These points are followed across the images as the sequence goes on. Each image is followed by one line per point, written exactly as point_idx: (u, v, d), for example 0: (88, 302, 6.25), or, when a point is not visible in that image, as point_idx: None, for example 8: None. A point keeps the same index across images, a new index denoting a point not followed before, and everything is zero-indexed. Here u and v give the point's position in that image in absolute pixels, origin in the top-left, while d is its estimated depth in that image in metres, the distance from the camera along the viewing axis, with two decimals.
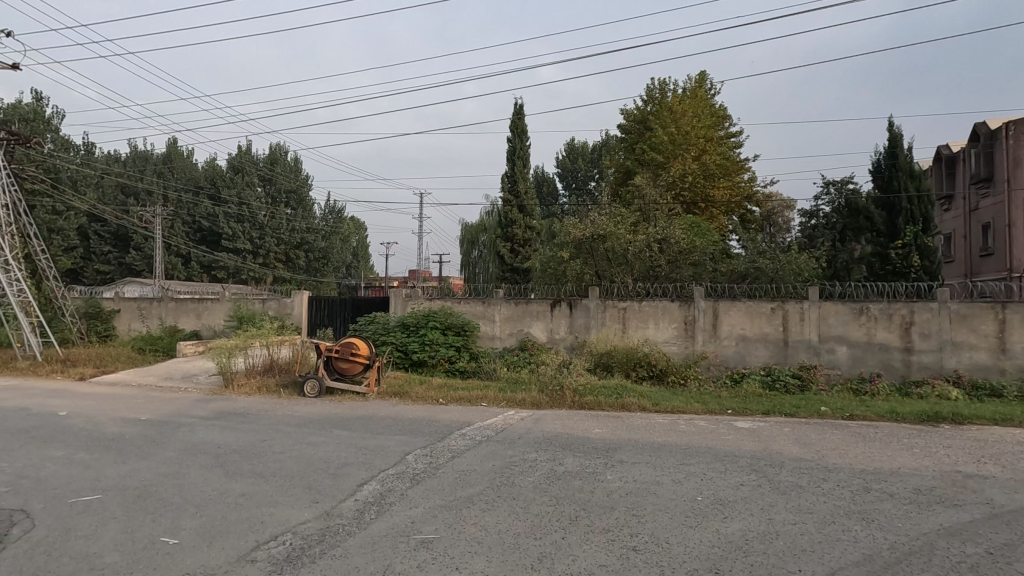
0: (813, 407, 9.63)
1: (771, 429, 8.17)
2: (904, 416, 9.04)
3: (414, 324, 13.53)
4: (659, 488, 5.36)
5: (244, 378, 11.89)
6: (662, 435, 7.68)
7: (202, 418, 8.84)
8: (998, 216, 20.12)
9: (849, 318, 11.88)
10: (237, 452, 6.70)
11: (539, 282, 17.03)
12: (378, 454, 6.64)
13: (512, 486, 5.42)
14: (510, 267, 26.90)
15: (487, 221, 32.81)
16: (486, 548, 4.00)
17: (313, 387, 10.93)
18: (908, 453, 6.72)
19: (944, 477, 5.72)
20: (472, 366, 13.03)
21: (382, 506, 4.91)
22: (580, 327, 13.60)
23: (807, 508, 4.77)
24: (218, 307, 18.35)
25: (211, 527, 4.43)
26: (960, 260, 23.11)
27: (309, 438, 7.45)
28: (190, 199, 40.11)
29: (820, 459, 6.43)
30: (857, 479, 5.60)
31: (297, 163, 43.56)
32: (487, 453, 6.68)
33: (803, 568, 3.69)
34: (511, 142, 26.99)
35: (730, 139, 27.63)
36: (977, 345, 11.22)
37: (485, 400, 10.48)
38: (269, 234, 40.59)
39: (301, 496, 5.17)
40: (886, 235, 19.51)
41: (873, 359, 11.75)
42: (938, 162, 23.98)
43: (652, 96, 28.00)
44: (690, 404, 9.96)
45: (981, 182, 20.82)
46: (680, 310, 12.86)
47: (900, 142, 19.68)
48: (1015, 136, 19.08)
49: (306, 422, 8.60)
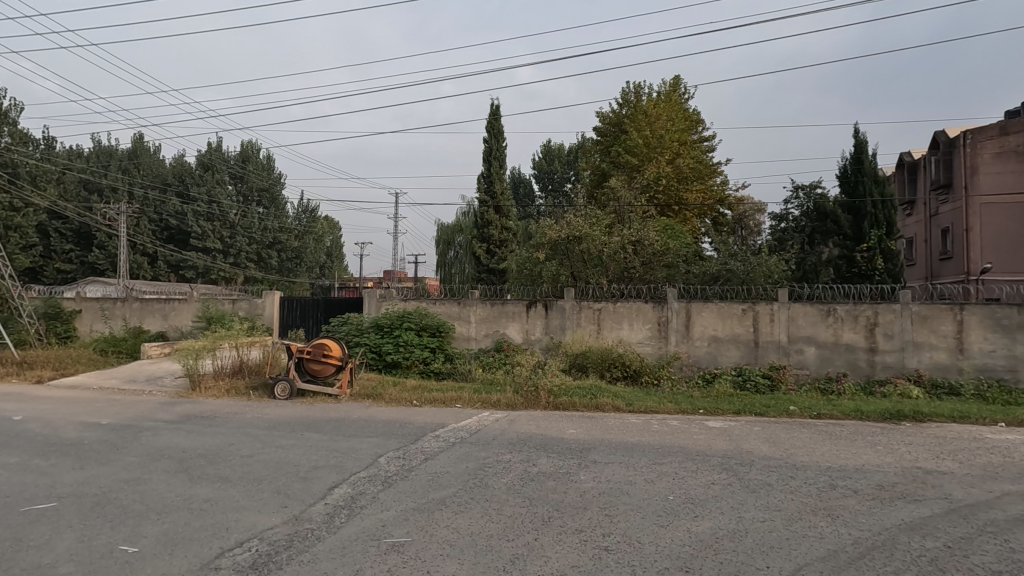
0: (782, 407, 9.81)
1: (741, 428, 8.30)
2: (869, 415, 9.28)
3: (388, 325, 13.39)
4: (631, 488, 5.38)
5: (212, 380, 11.60)
6: (635, 435, 7.75)
7: (166, 422, 8.57)
8: (957, 221, 20.87)
9: (817, 319, 12.18)
10: (204, 456, 6.51)
11: (514, 283, 17.06)
12: (350, 457, 6.56)
13: (485, 488, 5.38)
14: (486, 268, 26.87)
15: (463, 221, 32.82)
16: (458, 550, 3.96)
17: (283, 389, 10.70)
18: (871, 450, 6.90)
19: (906, 473, 5.90)
20: (447, 368, 12.94)
21: (353, 509, 4.83)
22: (555, 328, 13.64)
23: (775, 506, 4.86)
24: (186, 307, 17.86)
25: (173, 535, 4.29)
26: (921, 263, 23.92)
27: (277, 441, 7.29)
28: (157, 196, 39.01)
29: (789, 457, 6.57)
30: (823, 476, 5.74)
31: (270, 162, 42.96)
32: (461, 454, 6.65)
33: (771, 564, 3.75)
34: (487, 142, 26.96)
35: (703, 143, 28.14)
36: (937, 345, 11.59)
37: (460, 401, 10.44)
38: (240, 234, 39.86)
39: (269, 501, 5.04)
40: (852, 239, 19.99)
41: (839, 360, 12.05)
42: (901, 169, 24.88)
43: (627, 99, 28.31)
44: (663, 404, 10.07)
45: (941, 188, 21.57)
46: (653, 311, 13.01)
47: (865, 149, 20.27)
48: (972, 145, 19.86)
49: (275, 424, 8.42)
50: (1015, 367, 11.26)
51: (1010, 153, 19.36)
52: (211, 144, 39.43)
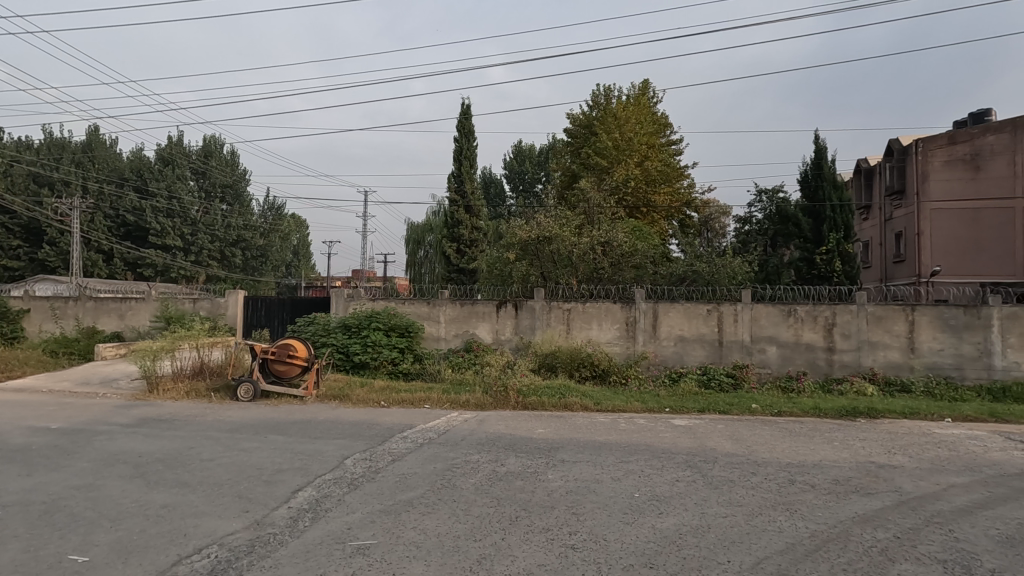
0: (745, 404, 10.07)
1: (706, 426, 8.47)
2: (826, 412, 9.62)
3: (356, 325, 13.22)
4: (598, 486, 5.45)
5: (171, 383, 11.23)
6: (604, 434, 7.83)
7: (121, 425, 8.26)
8: (909, 225, 21.80)
9: (779, 319, 12.54)
10: (161, 461, 6.30)
11: (484, 283, 17.05)
12: (316, 459, 6.42)
13: (453, 488, 5.37)
14: (456, 267, 26.78)
15: (433, 221, 32.62)
16: (425, 551, 3.94)
17: (246, 390, 10.43)
18: (828, 446, 7.16)
19: (861, 468, 6.12)
20: (416, 368, 12.83)
21: (317, 512, 4.75)
22: (525, 328, 13.67)
23: (737, 501, 4.99)
24: (143, 307, 17.24)
25: (128, 542, 4.14)
26: (876, 266, 24.87)
27: (240, 444, 7.11)
28: (113, 191, 37.45)
29: (750, 454, 6.76)
30: (783, 472, 5.92)
31: (234, 158, 42.03)
32: (430, 455, 6.62)
33: (732, 558, 3.85)
34: (458, 142, 26.88)
35: (671, 146, 28.64)
36: (890, 344, 12.08)
37: (429, 402, 10.37)
38: (202, 231, 38.75)
39: (230, 506, 4.91)
40: (812, 242, 20.66)
41: (800, 359, 12.44)
42: (858, 174, 25.84)
43: (597, 101, 28.61)
44: (630, 403, 10.20)
45: (895, 194, 22.55)
46: (622, 311, 13.18)
47: (824, 155, 20.97)
48: (923, 153, 20.86)
49: (237, 427, 8.19)
50: (962, 365, 11.79)
51: (957, 162, 20.35)
52: (172, 138, 38.22)
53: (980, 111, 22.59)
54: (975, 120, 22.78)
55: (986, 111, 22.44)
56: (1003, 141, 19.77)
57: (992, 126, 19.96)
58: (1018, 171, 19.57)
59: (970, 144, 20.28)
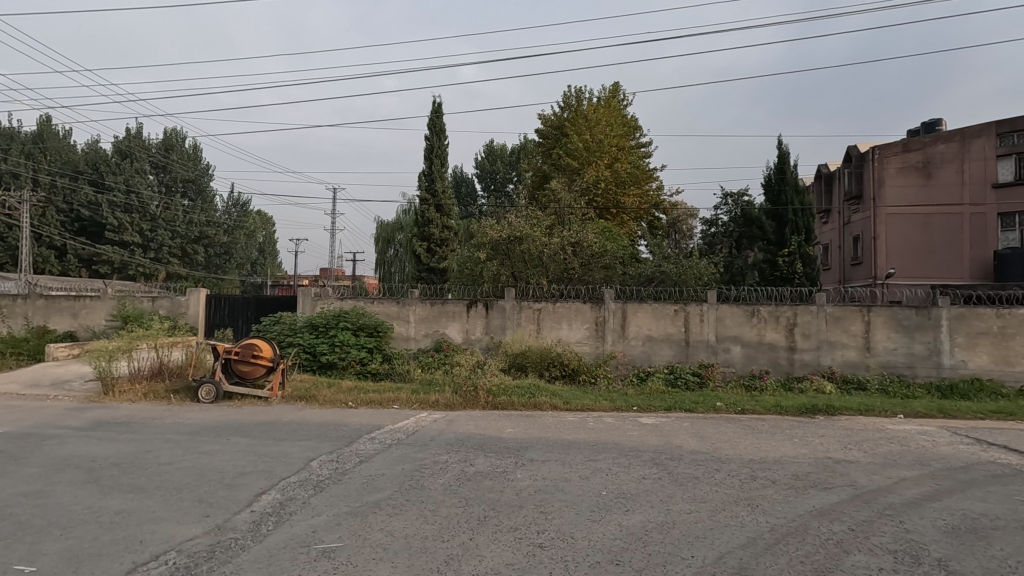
0: (710, 403, 10.30)
1: (672, 424, 8.64)
2: (787, 410, 9.91)
3: (324, 325, 12.99)
4: (566, 484, 5.50)
5: (127, 384, 10.82)
6: (573, 433, 7.90)
7: (74, 428, 7.92)
8: (866, 229, 22.60)
9: (743, 319, 12.87)
10: (117, 465, 6.07)
11: (454, 282, 16.96)
12: (280, 461, 6.29)
13: (421, 489, 5.34)
14: (427, 267, 26.63)
15: (403, 220, 32.32)
16: (392, 553, 3.91)
17: (208, 391, 10.12)
18: (788, 443, 7.38)
19: (819, 463, 6.34)
20: (385, 368, 12.69)
21: (282, 516, 4.65)
22: (495, 328, 13.67)
23: (702, 498, 5.10)
24: (98, 306, 16.56)
25: (79, 551, 3.97)
26: (836, 268, 25.74)
27: (201, 447, 6.90)
28: (67, 184, 35.90)
29: (715, 451, 6.92)
30: (745, 469, 6.08)
31: (196, 152, 40.81)
32: (398, 456, 6.55)
33: (696, 553, 3.93)
34: (428, 140, 26.70)
35: (641, 148, 29.03)
36: (848, 344, 12.53)
37: (397, 402, 10.25)
38: (162, 227, 37.45)
39: (189, 510, 4.77)
40: (775, 244, 21.27)
41: (763, 358, 12.79)
42: (818, 179, 26.74)
43: (568, 103, 28.80)
44: (598, 402, 10.32)
45: (853, 199, 23.39)
46: (592, 312, 13.31)
47: (787, 160, 21.59)
48: (879, 160, 21.66)
49: (198, 429, 7.95)
50: (913, 364, 12.32)
51: (911, 168, 21.26)
52: (130, 130, 36.81)
53: (931, 121, 23.65)
54: (926, 130, 23.84)
55: (937, 121, 23.55)
56: (952, 150, 20.79)
57: (942, 135, 20.99)
58: (965, 178, 20.68)
59: (922, 152, 21.19)
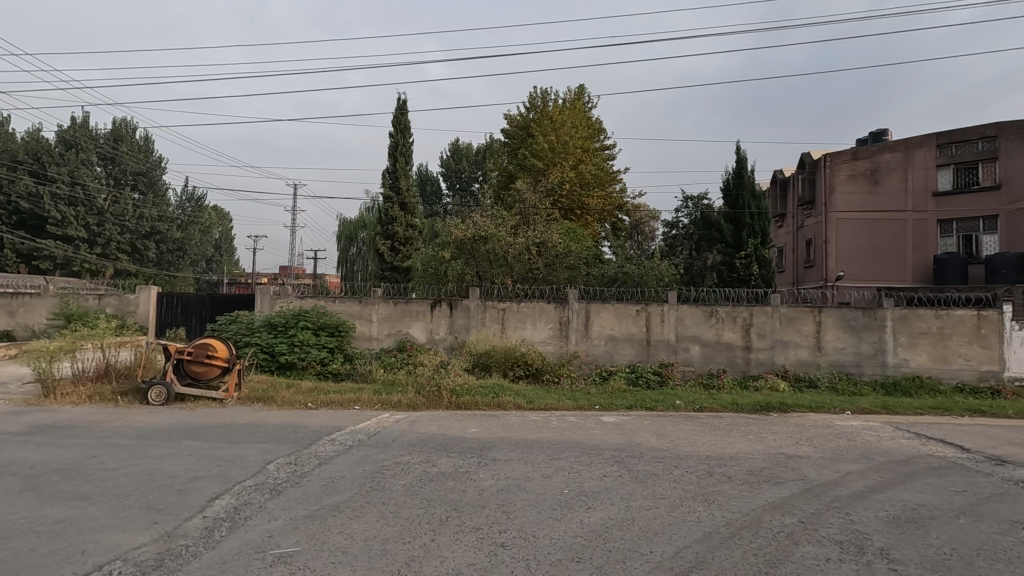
0: (670, 401, 10.54)
1: (633, 422, 8.81)
2: (743, 407, 10.22)
3: (283, 324, 12.68)
4: (529, 483, 5.54)
5: (71, 386, 10.27)
6: (535, 432, 7.94)
7: (10, 434, 7.46)
8: (818, 233, 23.53)
9: (702, 320, 13.20)
10: (59, 471, 5.76)
11: (417, 282, 16.79)
12: (235, 465, 6.10)
13: (382, 490, 5.27)
14: (390, 266, 26.35)
15: (367, 217, 31.86)
16: (352, 556, 3.84)
17: (159, 393, 9.71)
18: (744, 439, 7.62)
19: (772, 458, 6.57)
20: (346, 368, 12.45)
21: (236, 521, 4.50)
22: (459, 328, 13.60)
23: (661, 494, 5.21)
24: (39, 304, 15.71)
25: (14, 563, 3.75)
26: (790, 270, 26.67)
27: (150, 451, 6.63)
28: (4, 174, 33.81)
29: (674, 448, 7.07)
30: (702, 465, 6.24)
31: (148, 144, 39.15)
32: (359, 458, 6.43)
33: (654, 549, 4.01)
34: (392, 137, 26.37)
35: (605, 151, 29.42)
36: (800, 343, 13.02)
37: (358, 404, 10.07)
38: (110, 221, 35.77)
39: (137, 517, 4.57)
40: (733, 246, 21.88)
41: (720, 357, 13.15)
42: (774, 184, 27.69)
43: (534, 103, 28.95)
44: (562, 401, 10.42)
45: (806, 204, 24.34)
46: (556, 312, 13.41)
47: (745, 165, 22.25)
48: (830, 167, 22.60)
49: (147, 433, 7.62)
50: (860, 362, 12.89)
51: (859, 176, 22.25)
52: (76, 119, 34.99)
53: (878, 131, 24.82)
54: (874, 139, 25.00)
55: (883, 131, 24.73)
56: (897, 159, 21.86)
57: (888, 145, 22.03)
58: (908, 187, 21.78)
59: (870, 160, 22.20)
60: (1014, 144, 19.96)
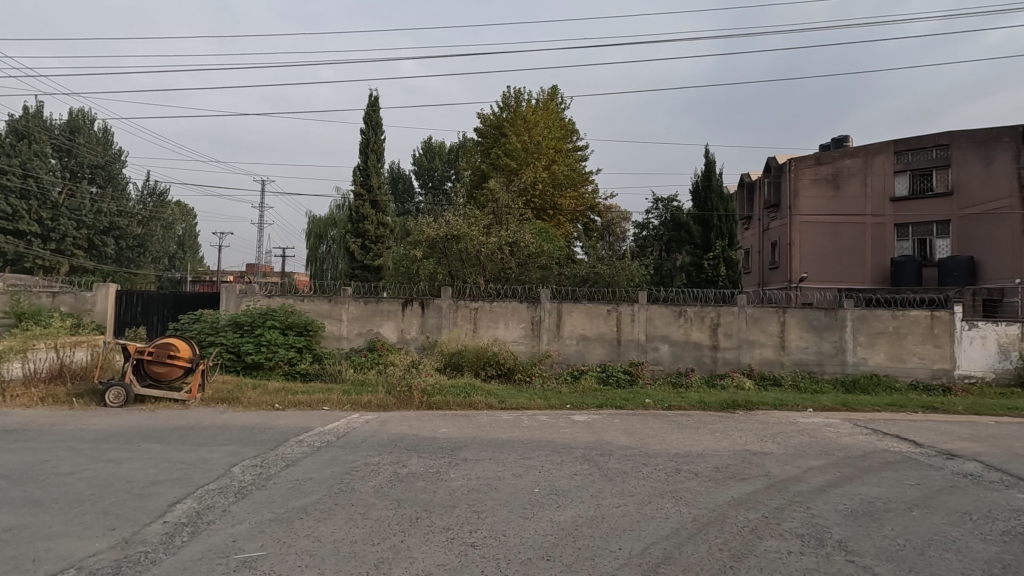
0: (639, 399, 10.70)
1: (603, 421, 8.90)
2: (710, 406, 10.43)
3: (249, 323, 12.39)
4: (500, 482, 5.54)
5: (21, 388, 9.81)
6: (506, 431, 7.94)
7: None
8: (783, 235, 24.18)
9: (671, 319, 13.43)
10: (7, 477, 5.50)
11: (389, 280, 16.61)
12: (199, 468, 5.94)
13: (351, 492, 5.19)
14: (361, 264, 26.04)
15: (337, 215, 31.40)
16: (319, 559, 3.78)
17: (117, 395, 9.38)
18: (711, 437, 7.78)
19: (737, 455, 6.73)
20: (315, 368, 12.20)
21: (198, 525, 4.38)
22: (430, 327, 13.51)
23: (630, 491, 5.28)
24: None
25: None
26: (756, 272, 27.35)
27: (107, 455, 6.39)
28: None
29: (642, 446, 7.18)
30: (670, 462, 6.34)
31: (106, 135, 37.69)
32: (327, 459, 6.32)
33: (623, 546, 4.06)
34: (364, 134, 26.03)
35: (577, 152, 29.64)
36: (765, 343, 13.37)
37: (327, 404, 9.91)
38: (65, 216, 34.31)
39: (93, 524, 4.40)
40: (701, 247, 22.32)
41: (688, 356, 13.40)
42: (741, 187, 28.35)
43: (508, 103, 28.98)
44: (533, 400, 10.44)
45: (772, 207, 24.98)
46: (528, 312, 13.44)
47: (713, 169, 22.71)
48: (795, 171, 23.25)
49: (104, 436, 7.35)
50: (822, 361, 13.30)
51: (822, 181, 22.95)
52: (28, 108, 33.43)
53: (840, 138, 25.66)
54: (835, 145, 25.85)
55: (844, 137, 25.61)
56: (857, 164, 22.66)
57: (849, 151, 22.80)
58: (868, 192, 22.61)
59: (832, 166, 22.94)
60: (965, 152, 20.76)
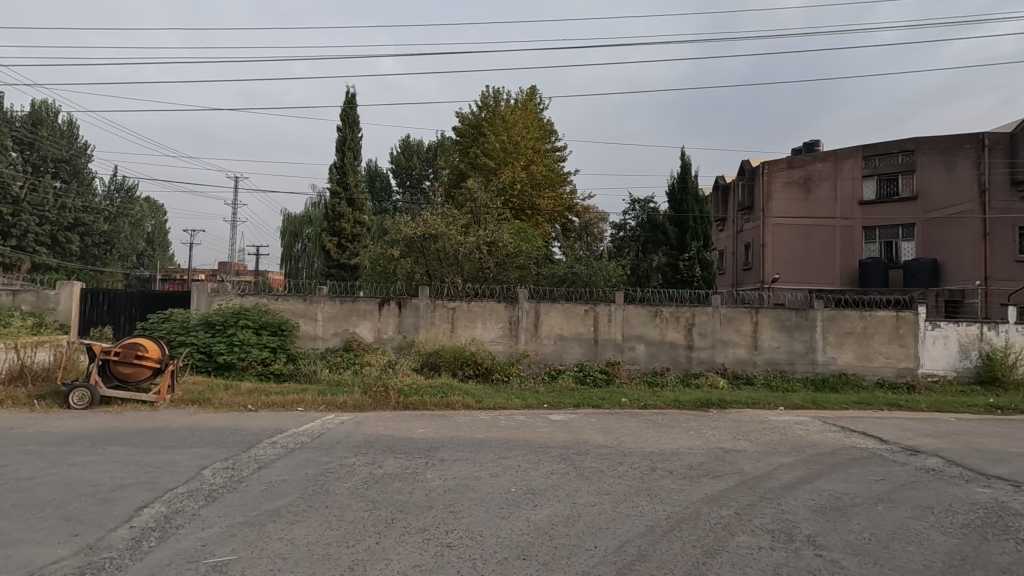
0: (616, 398, 10.80)
1: (580, 420, 8.95)
2: (684, 405, 10.58)
3: (221, 323, 12.13)
4: (477, 482, 5.53)
5: None
6: (483, 431, 7.93)
7: None
8: (756, 237, 24.65)
9: (647, 319, 13.58)
10: None
11: (365, 280, 16.44)
12: (167, 471, 5.79)
13: (326, 493, 5.13)
14: (337, 263, 25.75)
15: (312, 213, 30.96)
16: (292, 562, 3.72)
17: (82, 396, 9.08)
18: (686, 435, 7.89)
19: (711, 453, 6.84)
20: (289, 368, 11.98)
21: (166, 530, 4.27)
22: (407, 327, 13.41)
23: (606, 490, 5.32)
24: None
25: None
26: (730, 273, 27.82)
27: (70, 458, 6.18)
28: None
29: (618, 444, 7.24)
30: (646, 461, 6.42)
31: (70, 129, 36.48)
32: (301, 461, 6.22)
33: (598, 544, 4.09)
34: (341, 132, 25.70)
35: (555, 152, 29.74)
36: (738, 342, 13.61)
37: (302, 404, 9.77)
38: (27, 211, 33.10)
39: (54, 530, 4.25)
40: (677, 248, 22.61)
41: (664, 355, 13.57)
42: (716, 189, 28.83)
43: (486, 103, 28.92)
44: (510, 400, 10.45)
45: (745, 210, 25.44)
46: (505, 311, 13.44)
47: (689, 170, 23.04)
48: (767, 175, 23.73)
49: (67, 439, 7.11)
50: (793, 360, 13.60)
51: (794, 184, 23.47)
52: None
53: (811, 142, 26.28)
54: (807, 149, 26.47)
55: (815, 142, 26.25)
56: (827, 168, 23.24)
57: (819, 155, 23.37)
58: (837, 195, 23.21)
59: (803, 169, 23.47)
60: (929, 157, 21.44)
